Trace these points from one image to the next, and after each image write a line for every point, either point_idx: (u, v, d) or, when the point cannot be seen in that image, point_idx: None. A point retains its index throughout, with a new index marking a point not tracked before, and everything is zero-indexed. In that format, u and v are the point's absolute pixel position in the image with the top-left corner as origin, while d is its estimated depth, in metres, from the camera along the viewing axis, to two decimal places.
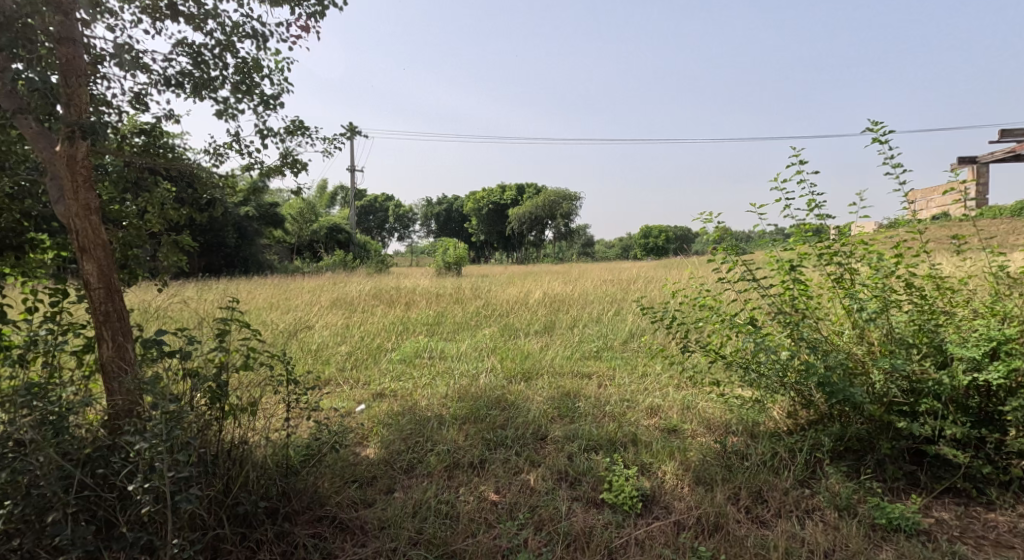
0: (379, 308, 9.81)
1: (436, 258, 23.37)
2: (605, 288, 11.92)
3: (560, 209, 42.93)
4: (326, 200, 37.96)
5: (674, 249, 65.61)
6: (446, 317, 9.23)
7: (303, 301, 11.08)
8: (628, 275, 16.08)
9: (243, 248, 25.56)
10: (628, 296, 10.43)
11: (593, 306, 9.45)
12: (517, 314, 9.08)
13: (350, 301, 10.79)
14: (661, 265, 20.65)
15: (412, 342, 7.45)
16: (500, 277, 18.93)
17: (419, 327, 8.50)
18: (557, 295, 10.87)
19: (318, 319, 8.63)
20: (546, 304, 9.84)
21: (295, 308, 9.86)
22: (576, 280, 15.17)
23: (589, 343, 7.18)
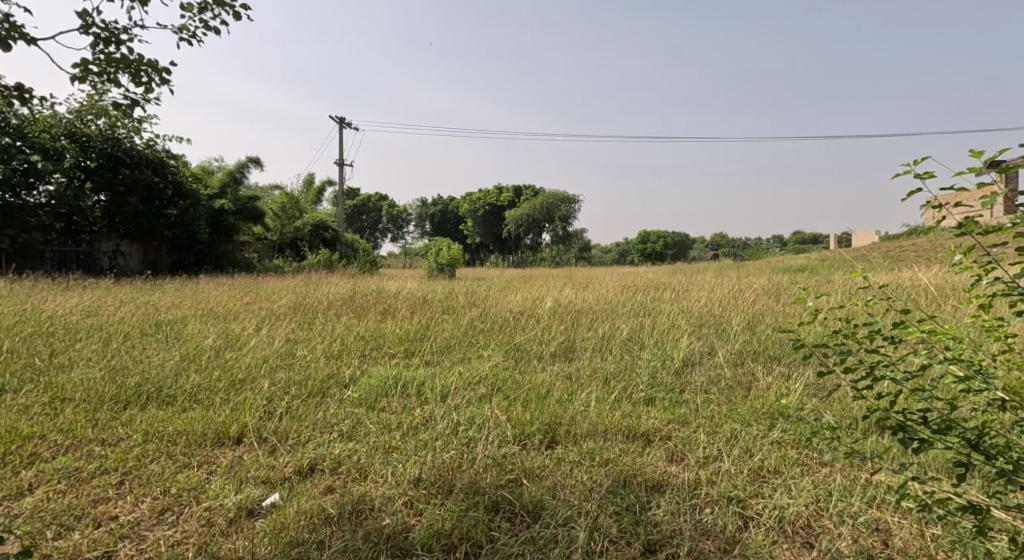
0: (346, 318, 7.61)
1: (427, 260, 21.10)
2: (628, 298, 9.76)
3: (559, 211, 40.76)
4: (313, 196, 35.58)
5: (674, 256, 63.49)
6: (432, 332, 7.05)
7: (256, 305, 8.91)
8: (644, 282, 13.86)
9: (218, 245, 23.15)
10: (661, 308, 8.27)
11: (622, 320, 7.32)
12: (527, 330, 6.95)
13: (313, 307, 8.59)
14: (679, 271, 18.52)
15: (382, 369, 5.29)
16: (500, 281, 16.78)
17: (395, 348, 6.33)
18: (571, 304, 8.69)
19: (258, 332, 6.47)
20: (560, 316, 7.69)
21: (239, 316, 7.70)
22: (589, 285, 13.07)
23: (632, 377, 5.05)
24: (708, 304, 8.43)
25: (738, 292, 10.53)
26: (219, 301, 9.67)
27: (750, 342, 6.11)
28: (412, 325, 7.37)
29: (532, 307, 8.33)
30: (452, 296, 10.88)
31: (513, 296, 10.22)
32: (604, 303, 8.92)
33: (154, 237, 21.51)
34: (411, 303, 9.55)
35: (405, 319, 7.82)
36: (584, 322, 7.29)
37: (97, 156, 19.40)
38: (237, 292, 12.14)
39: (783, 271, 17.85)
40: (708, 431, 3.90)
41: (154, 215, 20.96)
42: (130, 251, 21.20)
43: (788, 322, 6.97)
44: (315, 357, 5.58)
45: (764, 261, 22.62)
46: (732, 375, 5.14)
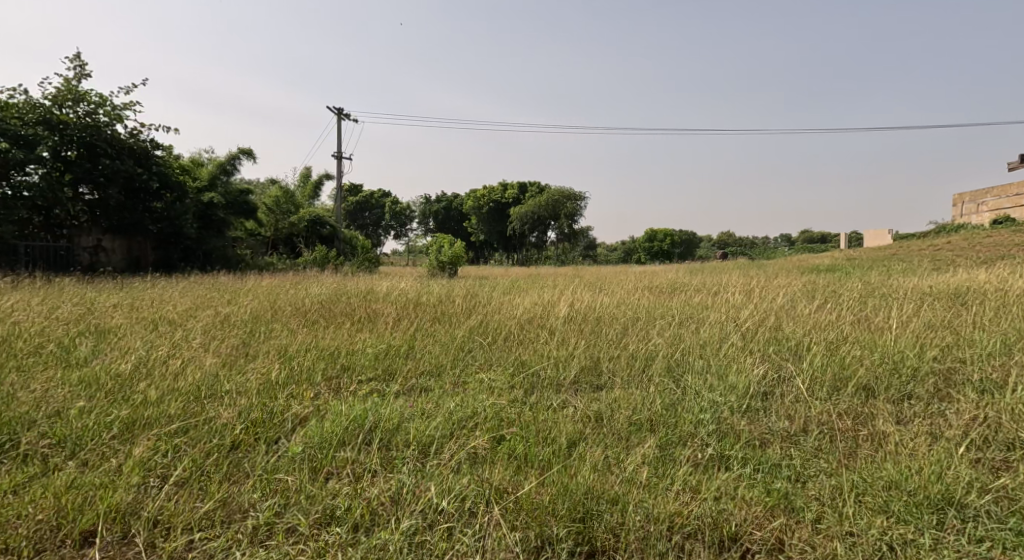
0: (312, 328, 6.14)
1: (427, 258, 19.61)
2: (655, 302, 8.28)
3: (564, 209, 39.23)
4: (311, 190, 34.11)
5: (681, 254, 61.82)
6: (418, 347, 5.59)
7: (219, 310, 7.53)
8: (664, 283, 12.34)
9: (207, 241, 21.20)
10: (700, 316, 6.80)
11: (656, 331, 5.87)
12: (539, 344, 5.50)
13: (283, 313, 7.22)
14: (702, 271, 17.00)
15: (345, 407, 3.89)
16: (507, 282, 15.36)
17: (367, 375, 4.91)
18: (590, 310, 7.22)
19: (197, 347, 5.11)
20: (578, 326, 6.22)
21: (189, 323, 6.34)
22: (605, 286, 11.59)
23: (689, 424, 3.65)
24: (757, 309, 6.97)
25: (780, 295, 9.03)
26: (173, 304, 8.13)
27: (833, 362, 4.67)
28: (393, 337, 5.90)
29: (543, 314, 6.86)
30: (449, 299, 9.38)
31: (520, 299, 8.74)
32: (629, 308, 7.45)
33: (137, 232, 19.73)
34: (400, 307, 8.05)
35: (388, 329, 6.34)
36: (609, 333, 5.84)
37: (72, 145, 17.52)
38: (204, 295, 10.59)
39: (813, 272, 16.33)
40: (808, 510, 2.93)
41: (137, 209, 19.25)
42: (113, 246, 19.46)
43: (869, 334, 5.53)
44: (256, 390, 4.14)
45: (785, 259, 21.11)
46: (825, 416, 3.74)
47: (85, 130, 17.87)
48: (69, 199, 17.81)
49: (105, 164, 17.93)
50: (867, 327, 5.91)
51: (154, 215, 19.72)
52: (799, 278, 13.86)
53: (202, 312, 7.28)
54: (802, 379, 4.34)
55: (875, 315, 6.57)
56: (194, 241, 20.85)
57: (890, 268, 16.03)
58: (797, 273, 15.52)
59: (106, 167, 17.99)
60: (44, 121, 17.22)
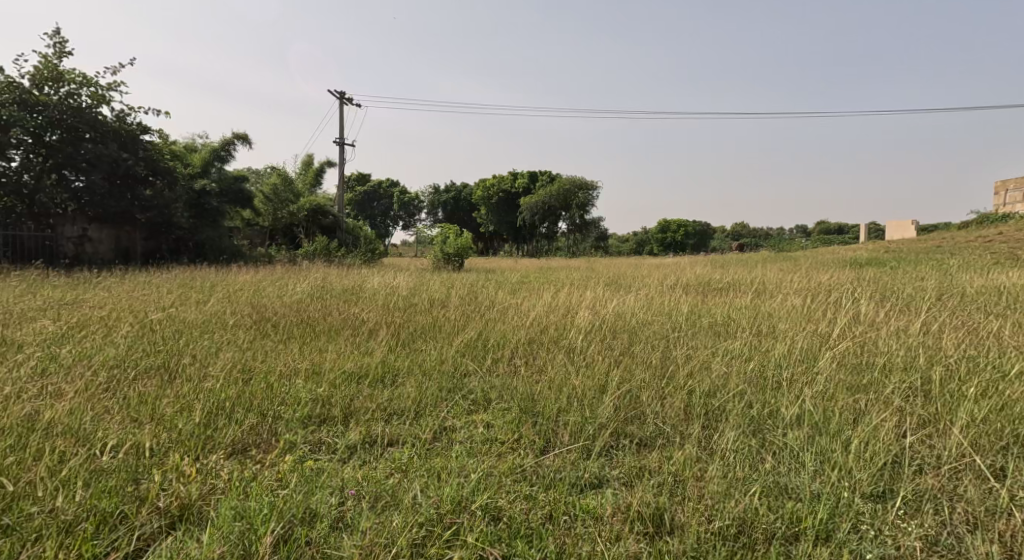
0: (253, 342, 4.78)
1: (432, 248, 18.11)
2: (693, 304, 6.80)
3: (575, 199, 37.61)
4: (313, 177, 32.62)
5: (693, 245, 59.92)
6: (391, 373, 4.25)
7: (163, 314, 6.12)
8: (691, 279, 10.78)
9: (200, 230, 18.67)
10: (757, 325, 5.36)
11: (704, 348, 4.48)
12: (551, 367, 4.13)
13: (240, 320, 5.80)
14: (732, 264, 15.43)
15: (264, 489, 2.68)
16: (518, 276, 13.87)
17: (308, 414, 3.58)
18: (618, 316, 5.77)
19: (84, 373, 3.74)
20: (605, 339, 4.81)
21: (106, 332, 4.93)
22: (630, 282, 10.11)
23: (767, 554, 2.45)
24: (834, 316, 5.47)
25: (837, 295, 7.54)
26: (116, 305, 6.70)
27: (976, 397, 3.27)
28: (358, 355, 4.52)
29: (557, 322, 5.46)
30: (445, 300, 7.92)
31: (529, 300, 7.28)
32: (665, 313, 6.00)
33: (126, 222, 17.13)
34: (386, 310, 6.62)
35: (356, 341, 4.94)
36: (644, 350, 4.45)
37: (48, 127, 14.80)
38: (171, 292, 9.19)
39: (852, 265, 14.70)
40: None
41: (125, 197, 16.50)
42: (101, 236, 17.07)
43: (998, 349, 4.12)
44: (138, 454, 2.88)
45: (815, 251, 19.40)
46: (972, 533, 2.52)
47: (65, 111, 15.22)
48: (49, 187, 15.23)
49: (87, 149, 15.22)
50: (985, 338, 4.48)
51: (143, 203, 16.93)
52: (842, 272, 12.28)
53: (139, 317, 5.82)
54: (933, 432, 3.01)
55: (983, 321, 5.12)
56: (186, 231, 18.10)
57: (939, 262, 14.40)
58: (839, 267, 13.91)
59: (89, 152, 15.27)
60: (18, 99, 14.59)
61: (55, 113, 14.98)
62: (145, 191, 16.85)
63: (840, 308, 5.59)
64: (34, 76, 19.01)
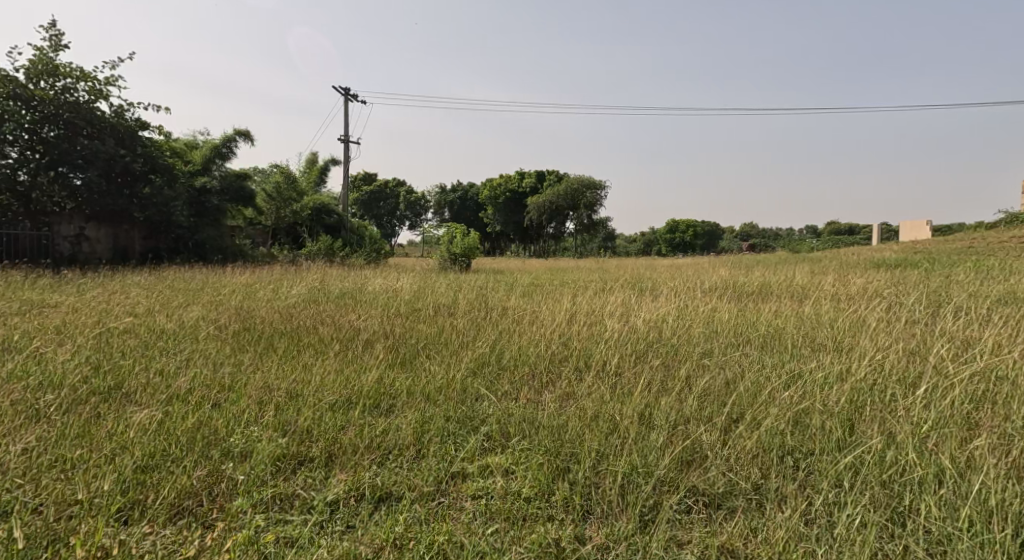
0: (229, 356, 4.11)
1: (439, 248, 17.38)
2: (729, 310, 6.09)
3: (583, 198, 36.82)
4: (317, 176, 31.93)
5: (702, 245, 59.04)
6: (389, 399, 3.57)
7: (137, 322, 5.42)
8: (715, 281, 10.05)
9: (201, 230, 16.67)
10: (807, 336, 4.68)
11: (756, 369, 3.79)
12: (581, 392, 3.44)
13: (220, 330, 5.10)
14: (752, 265, 14.66)
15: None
16: (528, 278, 13.12)
17: (285, 452, 2.89)
18: (646, 325, 5.07)
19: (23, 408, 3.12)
20: (639, 355, 4.12)
21: (62, 347, 4.25)
22: (650, 285, 9.37)
23: None
24: (899, 327, 4.74)
25: (883, 299, 6.82)
26: (88, 313, 6.02)
27: None
28: (351, 373, 3.83)
29: (577, 333, 4.78)
30: (452, 304, 7.22)
31: (544, 306, 6.58)
32: (699, 321, 5.30)
33: (124, 219, 15.63)
34: (386, 317, 5.94)
35: (348, 356, 4.26)
36: (688, 370, 3.76)
37: (39, 121, 13.57)
38: (157, 295, 8.48)
39: (881, 266, 13.89)
40: None
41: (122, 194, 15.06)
42: (98, 236, 15.47)
43: None
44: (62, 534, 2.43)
45: (836, 252, 18.60)
46: None
47: (60, 107, 13.99)
48: (44, 184, 13.94)
49: (82, 145, 13.95)
50: None
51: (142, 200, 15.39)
52: (873, 273, 11.53)
53: (108, 327, 5.16)
54: None
55: None
56: (186, 230, 16.38)
57: (973, 262, 13.59)
58: (867, 269, 13.13)
59: (84, 148, 14.02)
60: (13, 94, 13.36)
61: (48, 108, 13.75)
62: (143, 188, 15.44)
63: (904, 318, 4.86)
64: (30, 72, 18.35)
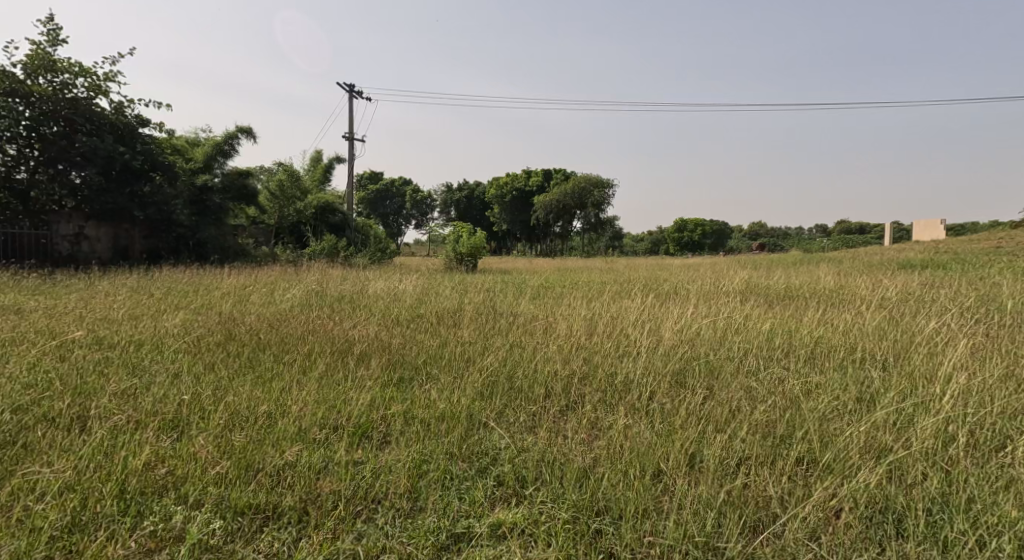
0: (202, 374, 3.73)
1: (444, 248, 16.82)
2: (761, 317, 5.56)
3: (591, 197, 36.16)
4: (322, 175, 31.47)
5: (711, 245, 58.25)
6: (380, 418, 3.17)
7: (115, 334, 4.94)
8: (737, 283, 9.45)
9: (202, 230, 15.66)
10: (857, 349, 4.17)
11: (798, 389, 3.34)
12: (597, 427, 3.03)
13: (203, 343, 4.64)
14: (771, 267, 14.01)
15: None
16: (538, 280, 12.55)
17: (252, 505, 2.58)
18: (675, 335, 4.57)
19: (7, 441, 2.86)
20: (668, 374, 3.64)
21: (23, 365, 3.79)
22: (668, 289, 8.77)
23: None
24: (958, 340, 4.20)
25: (928, 304, 6.25)
26: (64, 321, 5.55)
27: None
28: (337, 391, 3.43)
29: (597, 345, 4.30)
30: (458, 310, 6.72)
31: (560, 312, 6.06)
32: (731, 331, 4.79)
33: (125, 218, 14.64)
34: (387, 325, 5.45)
35: (338, 373, 3.84)
36: (719, 392, 3.32)
37: (36, 116, 12.79)
38: (148, 299, 7.99)
39: (907, 267, 13.22)
40: None
41: (123, 191, 14.21)
42: (98, 234, 14.56)
43: None
44: None
45: (856, 252, 17.92)
46: None
47: (57, 100, 13.22)
48: (42, 181, 13.16)
49: (81, 141, 13.14)
50: None
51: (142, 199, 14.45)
52: (902, 275, 10.89)
53: (82, 337, 4.72)
54: None
55: None
56: (188, 229, 15.54)
57: (1005, 264, 12.91)
58: (894, 270, 12.49)
59: (82, 144, 13.22)
60: (8, 90, 12.73)
61: (45, 101, 12.97)
62: (144, 185, 14.60)
63: (964, 333, 4.31)
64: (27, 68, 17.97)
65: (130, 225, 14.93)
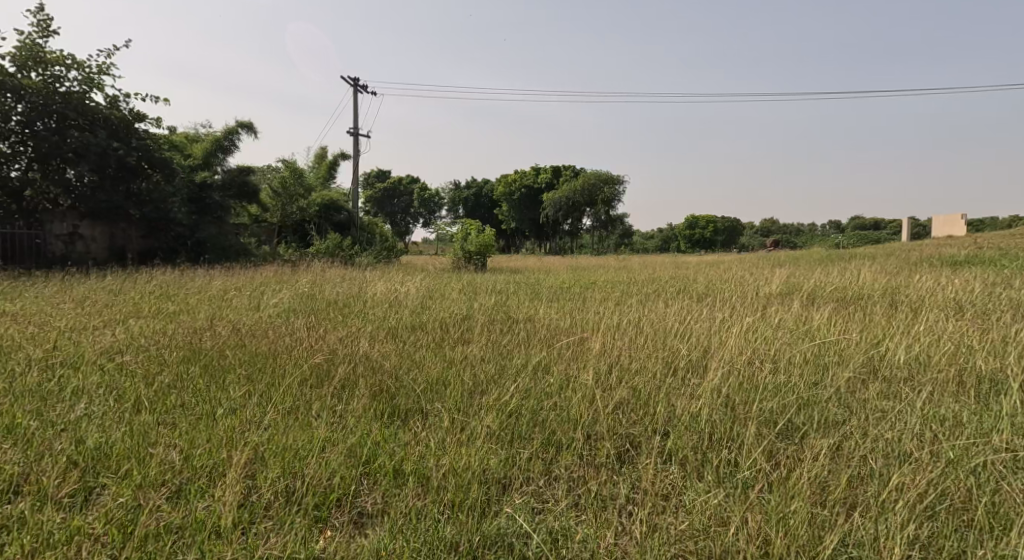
0: (152, 405, 3.18)
1: (452, 246, 15.88)
2: (826, 329, 4.70)
3: (601, 194, 35.08)
4: (326, 171, 30.57)
5: (724, 241, 57.01)
6: (356, 472, 2.65)
7: (61, 355, 4.14)
8: (775, 283, 8.47)
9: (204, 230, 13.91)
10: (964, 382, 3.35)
11: (886, 453, 2.68)
12: (655, 502, 2.48)
13: (164, 369, 3.87)
14: (801, 264, 12.96)
15: None
16: (552, 280, 11.59)
17: None
18: (735, 356, 3.74)
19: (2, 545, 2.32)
20: (734, 415, 2.96)
21: None
22: (701, 292, 7.82)
23: None
24: None
25: (1018, 311, 5.31)
26: (9, 335, 4.71)
27: None
28: (307, 431, 2.88)
29: (640, 367, 3.52)
30: (468, 317, 5.88)
31: (586, 319, 5.22)
32: (801, 349, 3.95)
33: (120, 217, 13.14)
34: (384, 340, 4.68)
35: (315, 403, 3.25)
36: (784, 457, 2.69)
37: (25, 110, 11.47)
38: (122, 304, 7.13)
39: (952, 265, 12.14)
40: None
41: (118, 189, 12.77)
42: (93, 234, 13.12)
43: None
44: None
45: (889, 250, 16.82)
46: None
47: (49, 94, 11.91)
48: (33, 180, 11.83)
49: (71, 135, 11.76)
50: None
51: (137, 198, 13.06)
52: (954, 273, 9.88)
53: (18, 362, 3.98)
54: None
55: None
56: (187, 229, 13.77)
57: None
58: (940, 268, 11.44)
59: (73, 139, 11.81)
60: None
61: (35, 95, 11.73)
62: (141, 183, 13.19)
63: None
64: None
65: (128, 221, 13.38)
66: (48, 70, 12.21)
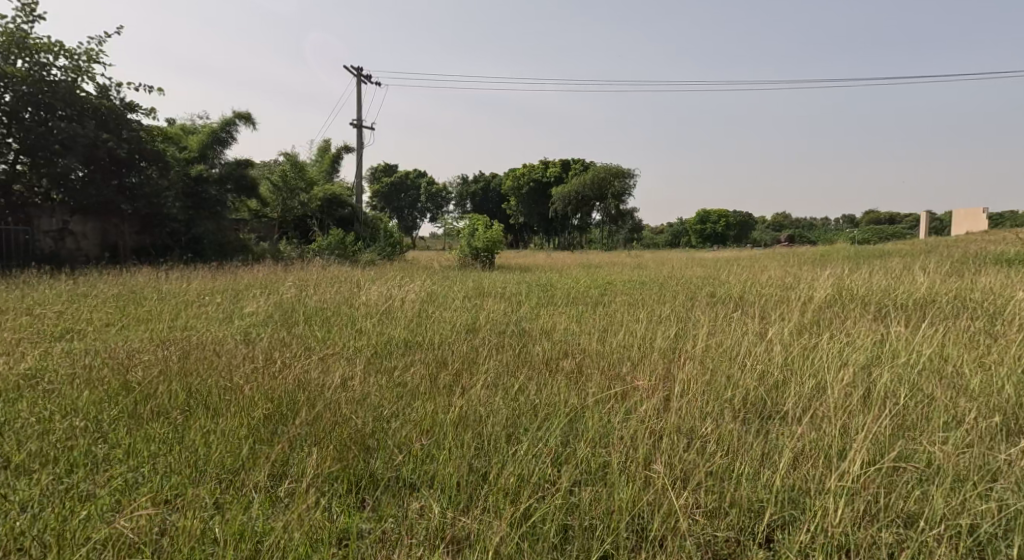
0: (55, 505, 2.47)
1: (458, 242, 14.86)
2: (932, 359, 3.68)
3: (611, 187, 33.97)
4: (328, 164, 29.55)
5: (737, 236, 55.71)
6: None
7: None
8: (823, 285, 7.41)
9: (198, 226, 12.89)
10: None
11: None
12: None
13: (92, 424, 3.01)
14: (836, 262, 11.84)
15: None
16: (567, 281, 10.54)
17: None
18: (836, 417, 2.80)
19: None
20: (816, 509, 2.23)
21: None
22: (741, 299, 6.79)
23: None
24: None
25: None
26: None
27: None
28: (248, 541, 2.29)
29: (708, 433, 2.60)
30: (478, 333, 4.89)
31: (622, 341, 4.24)
32: (921, 398, 2.98)
33: (112, 212, 11.99)
34: (370, 366, 3.82)
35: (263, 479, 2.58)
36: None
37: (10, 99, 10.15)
38: (81, 314, 6.16)
39: (1005, 262, 11.00)
40: None
41: (109, 183, 11.53)
42: (84, 231, 12.09)
43: None
44: None
45: (923, 245, 15.64)
46: None
47: (35, 82, 10.58)
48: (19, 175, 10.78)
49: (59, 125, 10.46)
50: None
51: (129, 192, 11.80)
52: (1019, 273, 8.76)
53: None
54: None
55: None
56: (182, 224, 12.68)
57: None
58: (995, 266, 10.31)
59: (59, 131, 10.54)
60: None
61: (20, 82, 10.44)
62: (132, 175, 11.93)
63: None
64: None
65: (123, 215, 12.23)
66: (35, 56, 10.86)
